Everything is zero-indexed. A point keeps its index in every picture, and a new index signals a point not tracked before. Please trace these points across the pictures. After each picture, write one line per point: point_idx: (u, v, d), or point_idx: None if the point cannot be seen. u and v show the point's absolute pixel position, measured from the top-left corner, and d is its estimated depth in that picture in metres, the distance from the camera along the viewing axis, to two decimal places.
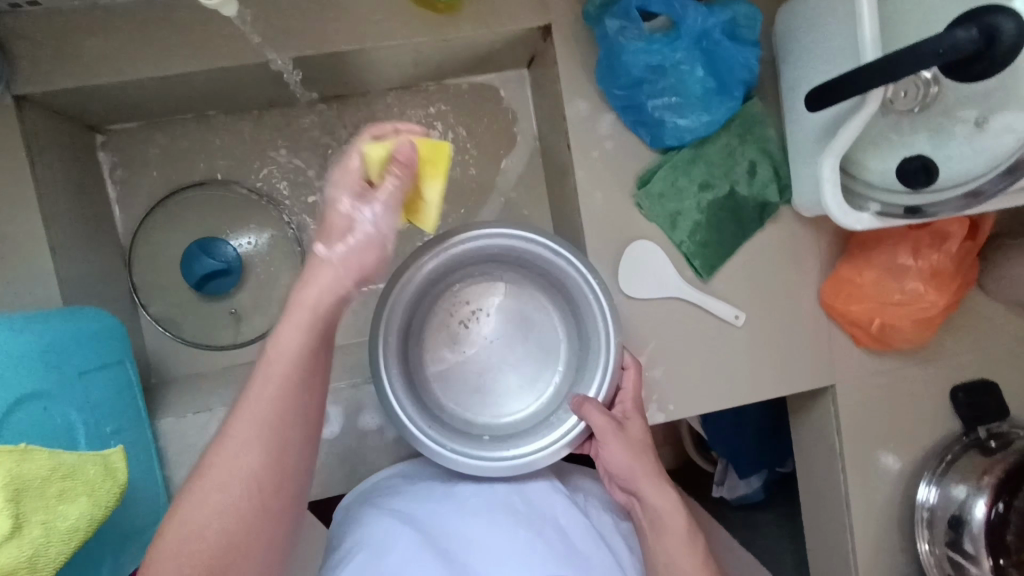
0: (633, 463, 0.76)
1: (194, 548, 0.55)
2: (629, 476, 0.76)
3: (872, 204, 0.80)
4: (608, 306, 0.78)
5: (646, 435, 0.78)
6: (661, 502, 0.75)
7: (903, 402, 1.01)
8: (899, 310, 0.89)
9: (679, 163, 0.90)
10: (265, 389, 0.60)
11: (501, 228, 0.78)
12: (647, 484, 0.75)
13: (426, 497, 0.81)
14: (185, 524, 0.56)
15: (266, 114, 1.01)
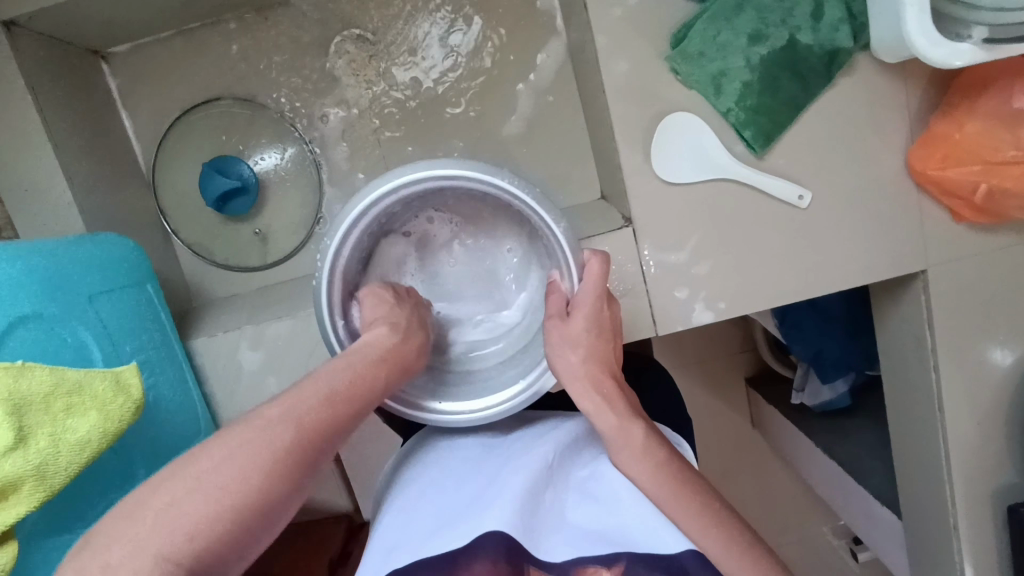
0: (569, 362, 0.66)
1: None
2: (563, 377, 0.66)
3: (976, 31, 0.62)
4: (541, 210, 0.65)
5: (595, 329, 0.67)
6: (592, 404, 0.65)
7: (1015, 288, 0.83)
8: (1012, 169, 0.71)
9: (721, 11, 0.74)
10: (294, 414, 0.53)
11: (401, 176, 0.64)
12: (573, 387, 0.66)
13: (448, 471, 0.68)
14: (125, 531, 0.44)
15: (262, 19, 0.94)
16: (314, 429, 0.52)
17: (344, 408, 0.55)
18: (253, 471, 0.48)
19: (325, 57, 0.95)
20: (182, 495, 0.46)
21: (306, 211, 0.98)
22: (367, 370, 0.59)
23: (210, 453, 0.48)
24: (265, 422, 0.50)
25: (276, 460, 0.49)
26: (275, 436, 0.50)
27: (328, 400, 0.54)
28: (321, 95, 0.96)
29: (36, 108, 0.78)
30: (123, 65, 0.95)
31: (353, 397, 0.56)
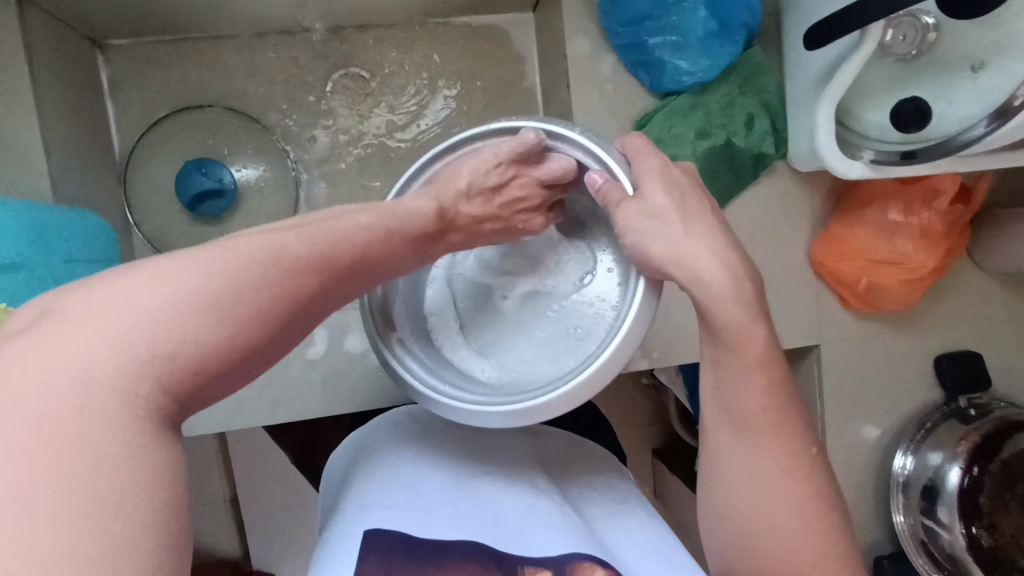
0: (672, 242, 0.55)
1: (140, 359, 0.36)
2: (664, 262, 0.55)
3: (866, 153, 0.80)
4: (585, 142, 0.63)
5: (674, 188, 0.58)
6: (713, 289, 0.53)
7: (887, 373, 1.00)
8: (886, 268, 0.90)
9: (678, 109, 0.90)
10: (225, 258, 0.41)
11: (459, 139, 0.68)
12: (681, 275, 0.54)
13: (425, 446, 0.72)
14: (93, 345, 0.35)
15: (267, 43, 1.00)
16: (283, 308, 0.42)
17: (318, 274, 0.46)
18: (196, 316, 0.38)
19: (322, 87, 1.01)
20: (154, 303, 0.38)
21: (276, 224, 1.01)
22: (369, 231, 0.52)
23: (151, 274, 0.39)
24: (227, 250, 0.42)
25: (276, 293, 0.42)
26: (256, 288, 0.41)
27: (306, 271, 0.45)
28: (311, 120, 1.02)
29: (30, 79, 0.78)
30: (118, 57, 0.97)
31: (325, 258, 0.47)
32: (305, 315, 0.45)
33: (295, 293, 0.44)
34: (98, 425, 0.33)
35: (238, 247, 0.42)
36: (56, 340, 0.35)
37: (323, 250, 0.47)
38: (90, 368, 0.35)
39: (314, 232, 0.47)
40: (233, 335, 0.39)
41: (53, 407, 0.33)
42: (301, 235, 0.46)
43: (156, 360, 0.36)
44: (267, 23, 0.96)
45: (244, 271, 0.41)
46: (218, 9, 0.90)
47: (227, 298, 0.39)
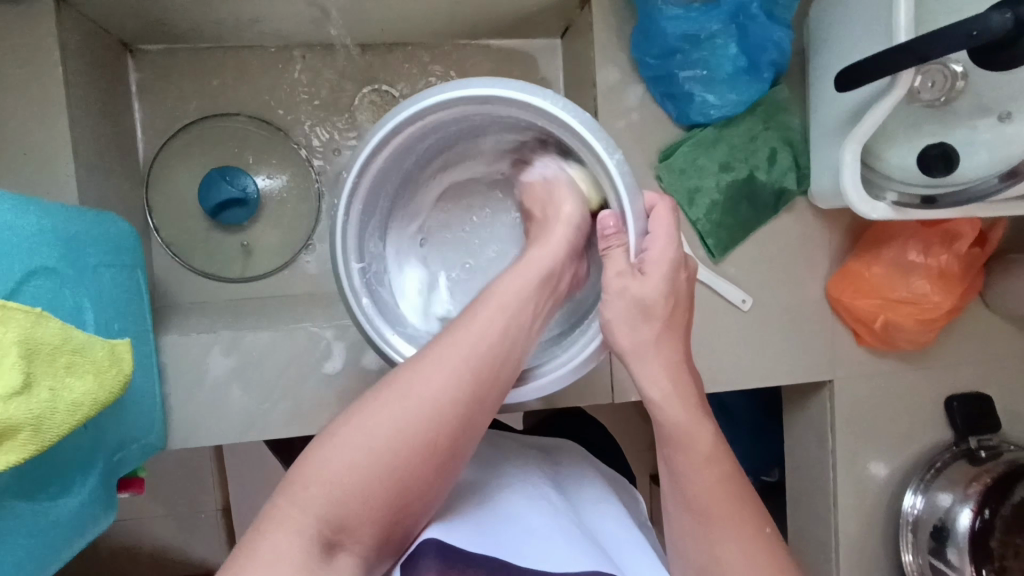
0: (637, 335, 0.64)
1: (323, 491, 0.53)
2: (627, 352, 0.64)
3: (889, 194, 0.81)
4: (599, 149, 0.62)
5: (671, 293, 0.64)
6: (660, 391, 0.64)
7: (898, 412, 1.01)
8: (903, 307, 0.91)
9: (702, 141, 0.91)
10: (400, 404, 0.57)
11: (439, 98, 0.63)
12: (638, 366, 0.64)
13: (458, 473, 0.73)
14: (257, 551, 0.50)
15: (295, 56, 1.00)
16: (415, 453, 0.56)
17: (465, 409, 0.59)
18: (394, 455, 0.55)
19: (349, 102, 1.02)
20: (350, 444, 0.55)
21: (296, 235, 1.01)
22: (499, 326, 0.62)
23: (379, 406, 0.57)
24: (405, 394, 0.57)
25: (433, 434, 0.57)
26: (408, 431, 0.56)
27: (450, 417, 0.58)
28: (336, 134, 1.02)
29: (64, 81, 0.78)
30: (147, 63, 0.97)
31: (473, 390, 0.59)
32: (452, 457, 0.59)
33: (451, 433, 0.58)
34: (369, 506, 0.54)
35: (399, 388, 0.57)
36: (298, 489, 0.53)
37: (460, 387, 0.58)
38: (306, 505, 0.53)
39: (491, 329, 0.62)
40: (423, 453, 0.56)
41: (310, 526, 0.52)
42: (458, 353, 0.60)
43: (328, 505, 0.53)
44: (299, 37, 0.97)
45: (418, 424, 0.56)
46: (253, 21, 0.91)
47: (387, 465, 0.55)
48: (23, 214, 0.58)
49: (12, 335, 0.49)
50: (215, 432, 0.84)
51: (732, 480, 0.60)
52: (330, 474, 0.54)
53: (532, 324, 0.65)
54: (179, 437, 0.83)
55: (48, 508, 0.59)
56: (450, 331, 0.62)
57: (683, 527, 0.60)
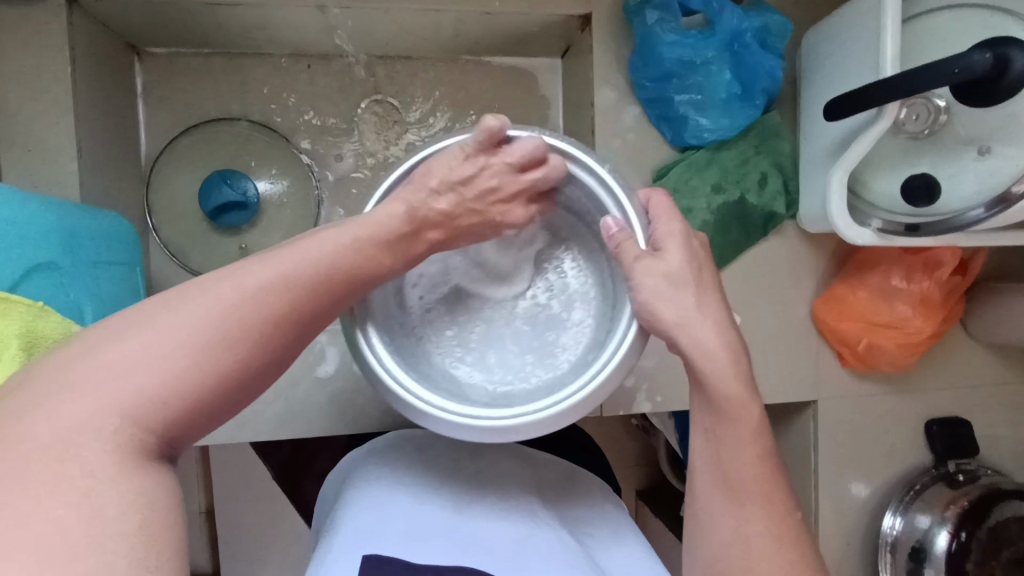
0: (682, 306, 0.59)
1: (93, 388, 0.42)
2: (672, 327, 0.59)
3: (875, 221, 0.84)
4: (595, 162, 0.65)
5: (691, 259, 0.61)
6: (714, 350, 0.58)
7: (880, 434, 1.03)
8: (886, 331, 0.93)
9: (695, 163, 0.93)
10: (199, 302, 0.47)
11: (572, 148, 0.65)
12: (688, 336, 0.58)
13: (433, 466, 0.73)
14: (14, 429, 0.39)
15: (300, 64, 1.02)
16: (221, 354, 0.46)
17: (291, 308, 0.50)
18: (201, 359, 0.45)
19: (352, 111, 1.04)
20: (136, 345, 0.44)
21: (295, 240, 1.02)
22: (345, 239, 0.56)
23: (174, 309, 0.46)
24: (250, 274, 0.49)
25: (241, 335, 0.47)
26: (206, 333, 0.45)
27: (262, 313, 0.48)
28: (337, 141, 1.03)
29: (71, 80, 0.79)
30: (153, 65, 0.99)
31: (293, 295, 0.51)
32: (268, 358, 0.49)
33: (260, 331, 0.48)
34: (159, 416, 0.43)
35: (189, 295, 0.47)
36: (73, 392, 0.41)
37: (287, 296, 0.50)
38: (61, 421, 0.40)
39: (339, 241, 0.55)
40: (231, 369, 0.46)
41: (98, 425, 0.41)
42: (267, 268, 0.50)
43: (117, 411, 0.42)
44: (304, 45, 0.99)
45: (211, 328, 0.46)
46: (259, 29, 0.92)
47: (191, 371, 0.44)
48: (26, 209, 0.59)
49: (14, 328, 0.50)
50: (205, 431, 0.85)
51: (772, 462, 0.58)
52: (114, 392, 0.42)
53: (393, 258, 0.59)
54: None
55: None
56: (265, 249, 0.53)
57: (743, 508, 0.56)
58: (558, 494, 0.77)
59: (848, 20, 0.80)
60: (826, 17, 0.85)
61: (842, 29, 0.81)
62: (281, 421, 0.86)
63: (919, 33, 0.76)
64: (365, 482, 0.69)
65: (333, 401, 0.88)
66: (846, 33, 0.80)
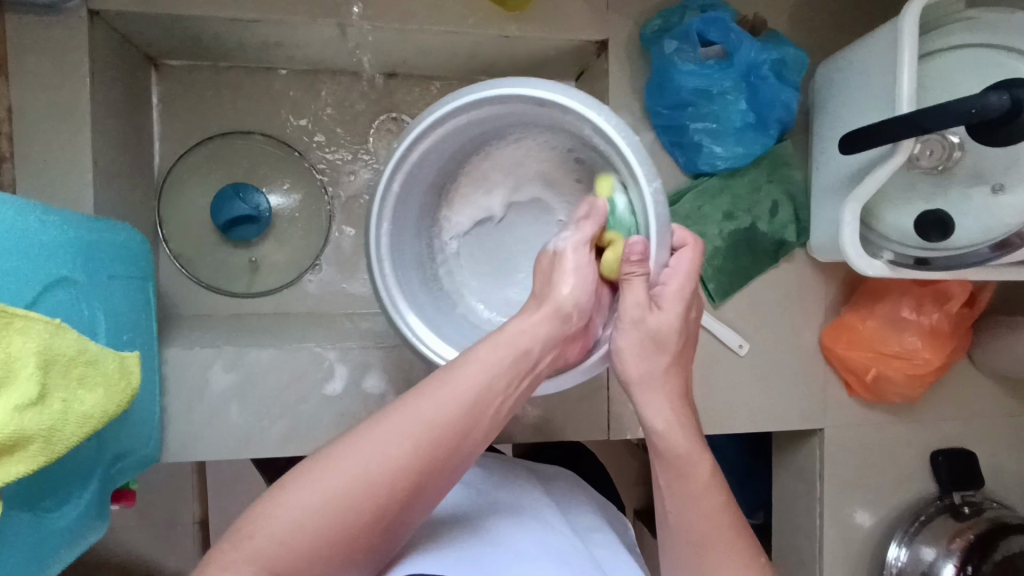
0: (648, 365, 0.62)
1: (302, 509, 0.50)
2: (632, 382, 0.62)
3: (886, 253, 0.85)
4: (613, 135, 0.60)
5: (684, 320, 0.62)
6: (663, 420, 0.62)
7: (885, 464, 1.03)
8: (895, 361, 0.93)
9: (707, 190, 0.94)
10: (375, 447, 0.52)
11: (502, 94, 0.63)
12: (641, 396, 0.62)
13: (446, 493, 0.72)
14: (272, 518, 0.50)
15: (316, 81, 1.03)
16: (388, 493, 0.52)
17: (438, 458, 0.54)
18: (360, 495, 0.51)
19: (366, 128, 1.04)
20: (329, 478, 0.51)
21: (306, 254, 1.02)
22: (504, 373, 0.57)
23: (323, 476, 0.51)
24: (422, 414, 0.54)
25: (405, 479, 0.52)
26: (376, 485, 0.51)
27: (417, 458, 0.52)
28: (351, 158, 1.04)
29: (89, 93, 0.79)
30: (170, 77, 0.99)
31: (451, 441, 0.54)
32: (411, 512, 0.54)
33: (411, 478, 0.52)
34: (326, 534, 0.50)
35: (383, 415, 0.54)
36: (305, 519, 0.50)
37: (450, 441, 0.54)
38: (255, 554, 0.49)
39: (504, 357, 0.57)
40: (384, 516, 0.52)
41: (319, 549, 0.50)
42: (426, 400, 0.54)
43: (295, 534, 0.49)
44: (322, 63, 0.99)
45: (381, 485, 0.51)
46: (277, 45, 0.93)
47: (342, 505, 0.50)
48: (44, 223, 0.59)
49: (33, 345, 0.49)
50: (211, 446, 0.84)
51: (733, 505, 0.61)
52: (282, 526, 0.49)
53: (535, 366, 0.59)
54: (174, 449, 0.83)
55: (50, 515, 0.59)
56: (439, 366, 0.57)
57: (686, 545, 0.60)
58: (567, 514, 0.74)
59: (863, 55, 0.81)
60: (840, 51, 0.86)
61: (857, 64, 0.82)
62: (288, 438, 0.85)
63: (932, 70, 0.77)
64: None
65: (341, 419, 0.87)
66: (861, 68, 0.81)
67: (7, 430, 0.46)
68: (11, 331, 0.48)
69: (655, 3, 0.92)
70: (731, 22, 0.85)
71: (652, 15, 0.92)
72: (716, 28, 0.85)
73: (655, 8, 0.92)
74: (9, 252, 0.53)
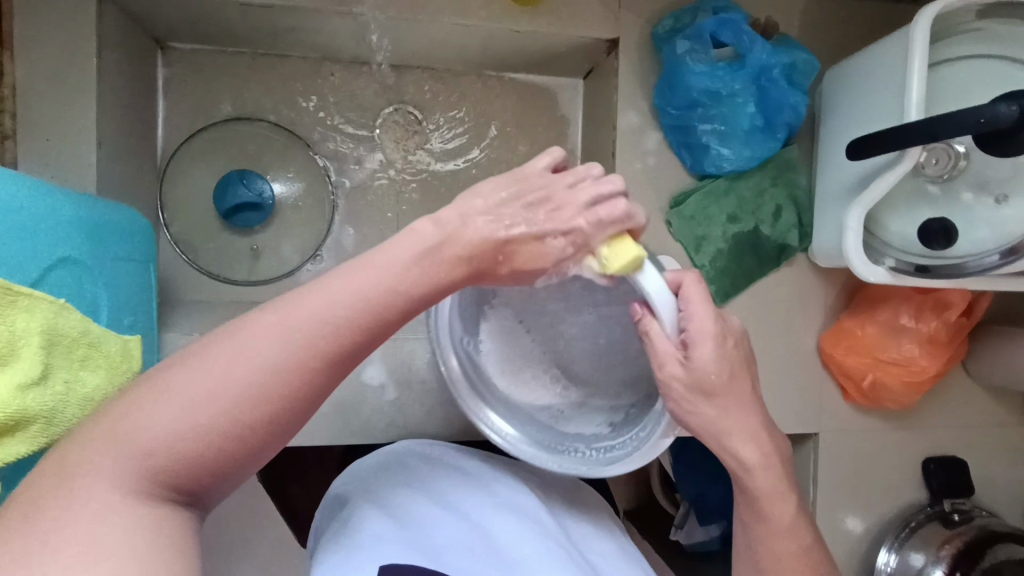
0: (721, 415, 0.60)
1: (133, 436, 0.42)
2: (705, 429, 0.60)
3: (887, 260, 0.84)
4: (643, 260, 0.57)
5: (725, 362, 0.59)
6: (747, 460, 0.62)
7: (878, 470, 1.03)
8: (892, 368, 0.94)
9: (714, 191, 0.94)
10: (213, 365, 0.44)
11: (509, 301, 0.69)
12: (732, 440, 0.61)
13: (452, 484, 0.72)
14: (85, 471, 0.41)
15: (324, 70, 1.02)
16: (222, 424, 0.43)
17: (295, 392, 0.45)
18: (206, 422, 0.43)
19: (372, 119, 1.03)
20: (160, 402, 0.43)
21: (307, 244, 1.01)
22: (368, 289, 0.48)
23: (196, 372, 0.44)
24: (276, 328, 0.45)
25: (250, 404, 0.44)
26: (209, 412, 0.43)
27: (267, 383, 0.44)
28: (356, 148, 1.03)
29: (96, 72, 0.78)
30: (176, 59, 0.98)
31: (306, 371, 0.45)
32: (266, 444, 0.46)
33: (264, 410, 0.44)
34: (161, 466, 0.43)
35: (232, 330, 0.45)
36: (142, 438, 0.42)
37: (297, 366, 0.45)
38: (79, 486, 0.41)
39: (366, 283, 0.48)
40: (264, 424, 0.45)
41: (126, 478, 0.42)
42: (285, 328, 0.45)
43: (126, 457, 0.42)
44: (331, 51, 0.99)
45: (222, 407, 0.43)
46: (287, 32, 0.92)
47: (180, 437, 0.43)
48: (48, 201, 0.58)
49: (36, 324, 0.48)
50: None
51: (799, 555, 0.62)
52: (146, 433, 0.42)
53: (389, 269, 0.49)
54: None
55: None
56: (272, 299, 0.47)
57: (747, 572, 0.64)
58: (567, 506, 0.77)
59: (874, 62, 0.81)
60: (850, 57, 0.87)
61: (867, 71, 0.83)
62: None
63: (942, 80, 0.77)
64: (387, 492, 0.69)
65: (339, 409, 0.87)
66: (871, 75, 0.82)
67: (12, 407, 0.45)
68: (15, 309, 0.47)
69: (667, 3, 0.92)
70: (743, 25, 0.85)
71: (663, 15, 0.92)
72: (729, 30, 0.85)
73: (667, 8, 0.93)
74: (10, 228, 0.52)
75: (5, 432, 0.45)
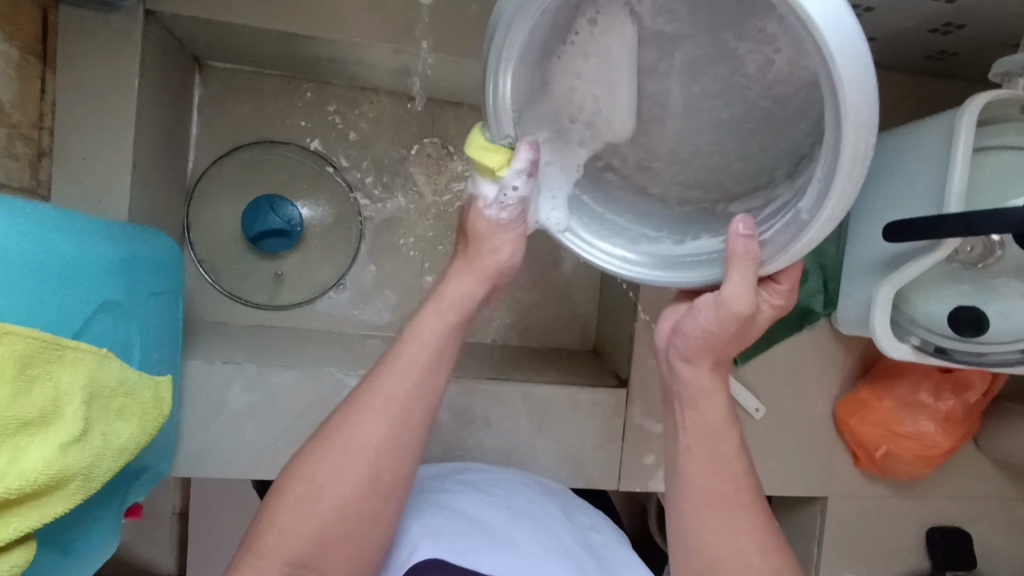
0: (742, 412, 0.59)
1: (280, 538, 0.56)
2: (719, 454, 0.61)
3: (913, 338, 0.86)
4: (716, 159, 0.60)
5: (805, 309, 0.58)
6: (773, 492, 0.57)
7: (882, 536, 1.04)
8: (906, 442, 0.94)
9: None
10: (339, 463, 0.58)
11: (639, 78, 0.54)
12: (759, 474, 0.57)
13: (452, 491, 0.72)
14: None
15: (361, 98, 1.01)
16: (357, 502, 0.58)
17: (396, 468, 0.60)
18: (349, 503, 0.58)
19: (405, 150, 1.03)
20: (315, 478, 0.58)
21: (330, 272, 1.01)
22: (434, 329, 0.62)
23: (327, 458, 0.59)
24: (369, 410, 0.60)
25: (370, 498, 0.58)
26: (345, 497, 0.58)
27: (379, 471, 0.59)
28: (387, 178, 1.03)
29: (136, 97, 0.77)
30: (212, 79, 0.97)
31: (400, 459, 0.60)
32: (384, 514, 0.59)
33: (389, 489, 0.59)
34: (305, 543, 0.56)
35: (359, 401, 0.60)
36: (291, 526, 0.57)
37: (388, 456, 0.59)
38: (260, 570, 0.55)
39: (424, 348, 0.61)
40: (391, 494, 0.59)
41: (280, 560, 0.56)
42: (384, 413, 0.59)
43: (286, 537, 0.56)
44: (370, 82, 0.98)
45: (355, 478, 0.58)
46: (329, 61, 0.92)
47: (325, 532, 0.57)
48: (87, 241, 0.57)
49: (80, 378, 0.48)
50: (223, 463, 0.83)
51: None
52: (297, 523, 0.57)
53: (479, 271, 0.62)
54: (185, 463, 0.82)
55: (75, 537, 0.58)
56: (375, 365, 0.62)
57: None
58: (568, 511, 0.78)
59: (917, 145, 0.81)
60: (889, 133, 0.87)
61: (908, 152, 0.83)
62: None
63: (984, 168, 0.77)
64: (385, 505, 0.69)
65: None
66: (912, 157, 0.82)
67: (54, 469, 0.44)
68: (60, 365, 0.46)
69: None
70: None
71: None
72: None
73: None
74: (54, 274, 0.51)
75: (44, 492, 0.45)
